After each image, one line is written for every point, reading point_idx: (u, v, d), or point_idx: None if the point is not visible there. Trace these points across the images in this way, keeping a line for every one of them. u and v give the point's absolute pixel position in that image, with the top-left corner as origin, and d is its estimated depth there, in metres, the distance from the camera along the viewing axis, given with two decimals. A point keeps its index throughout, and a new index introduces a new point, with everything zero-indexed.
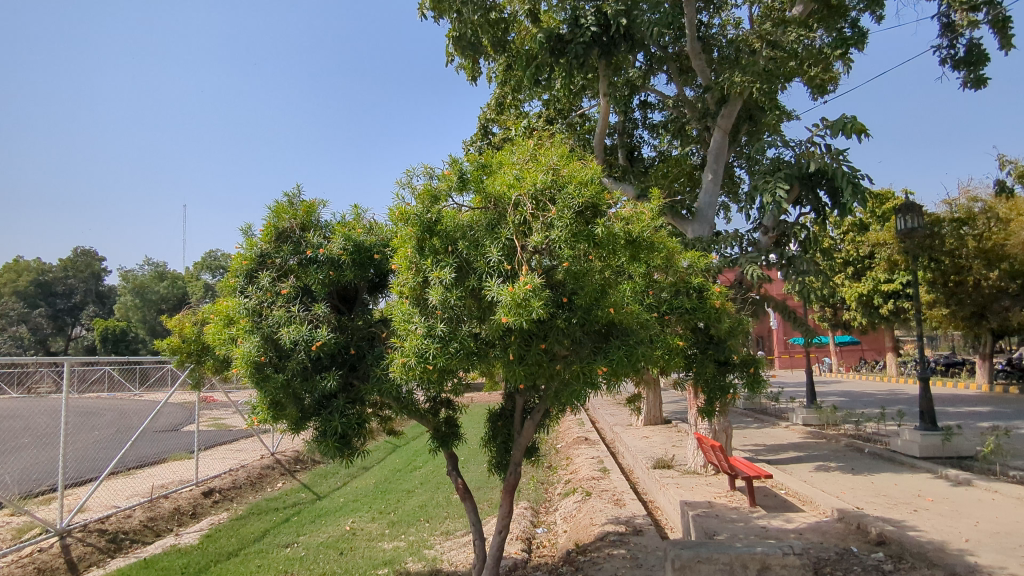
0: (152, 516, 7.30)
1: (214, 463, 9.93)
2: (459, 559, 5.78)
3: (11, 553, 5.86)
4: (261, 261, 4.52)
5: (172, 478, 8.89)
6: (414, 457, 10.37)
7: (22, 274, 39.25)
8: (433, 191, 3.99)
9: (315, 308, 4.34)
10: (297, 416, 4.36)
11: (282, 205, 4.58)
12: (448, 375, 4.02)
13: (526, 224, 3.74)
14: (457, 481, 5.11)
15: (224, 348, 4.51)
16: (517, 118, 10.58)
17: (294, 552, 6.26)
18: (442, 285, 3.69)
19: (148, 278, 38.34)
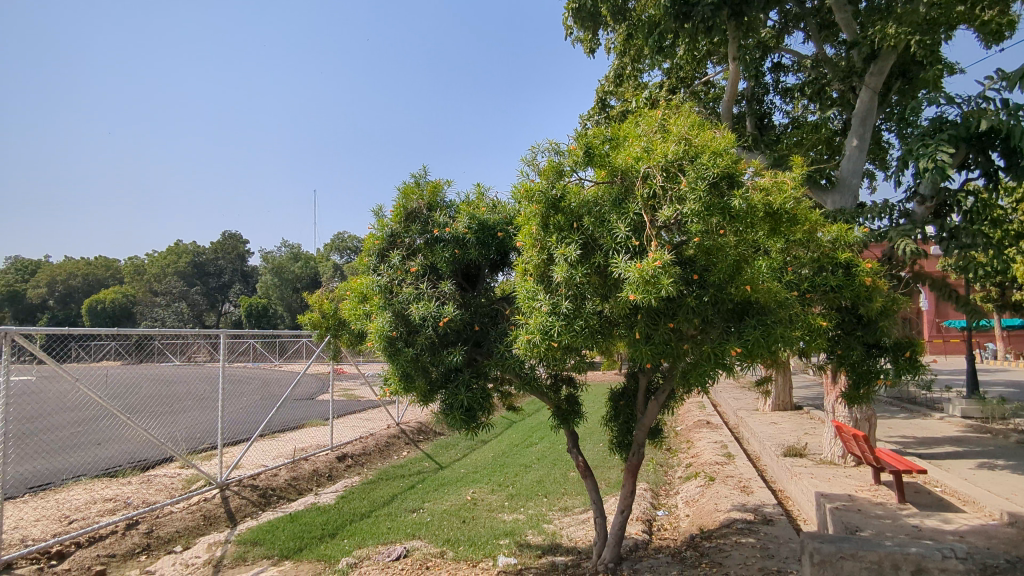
0: (295, 476, 8.00)
1: (347, 431, 10.69)
2: (578, 535, 5.82)
3: (182, 501, 6.71)
4: (392, 240, 4.72)
5: (312, 442, 9.69)
6: (530, 432, 10.56)
7: (182, 256, 44.26)
8: (559, 166, 3.95)
9: (441, 286, 4.46)
10: (425, 389, 4.55)
11: (410, 186, 4.75)
12: (572, 353, 4.01)
13: (655, 198, 3.59)
14: (578, 459, 5.11)
15: (359, 324, 4.81)
16: (636, 89, 10.25)
17: (420, 517, 6.60)
18: (567, 262, 3.65)
19: (286, 258, 41.69)
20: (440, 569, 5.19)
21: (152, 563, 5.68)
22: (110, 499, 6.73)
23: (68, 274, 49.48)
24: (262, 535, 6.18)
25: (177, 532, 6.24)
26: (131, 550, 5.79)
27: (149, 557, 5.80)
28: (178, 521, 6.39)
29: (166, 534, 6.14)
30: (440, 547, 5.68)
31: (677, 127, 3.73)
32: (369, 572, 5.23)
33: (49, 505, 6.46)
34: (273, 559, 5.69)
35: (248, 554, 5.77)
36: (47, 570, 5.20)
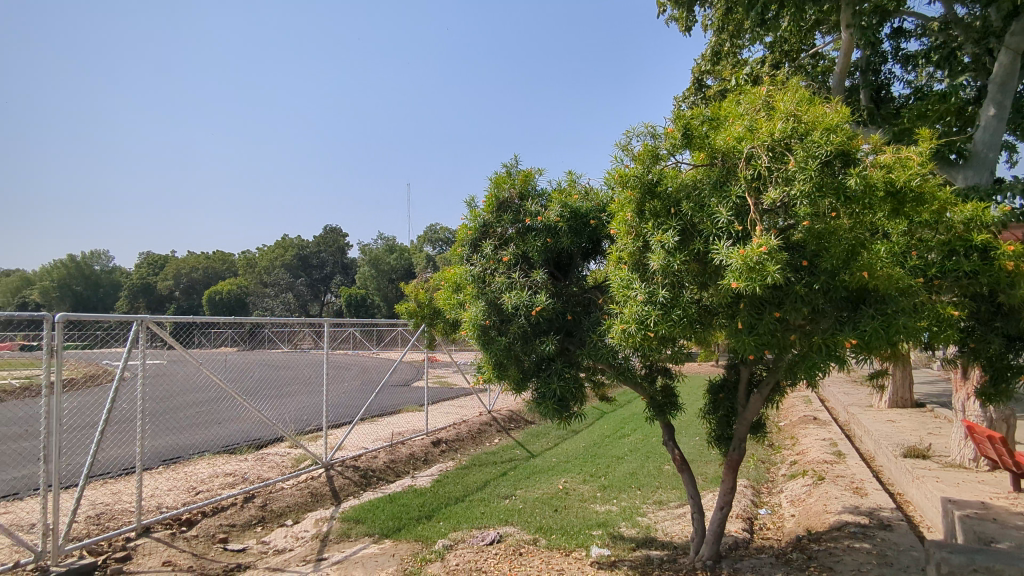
0: (393, 459, 8.34)
1: (441, 417, 11.02)
2: (673, 530, 5.67)
3: (293, 478, 7.18)
4: (484, 230, 4.77)
5: (408, 427, 10.07)
6: (622, 423, 10.40)
7: (289, 250, 47.24)
8: (656, 150, 3.83)
9: (533, 275, 4.45)
10: (518, 377, 4.58)
11: (501, 175, 4.76)
12: (667, 343, 3.88)
13: (760, 180, 3.39)
14: (674, 452, 4.96)
15: (454, 313, 4.92)
16: (735, 67, 9.77)
17: (513, 504, 6.68)
18: (664, 250, 3.54)
19: (382, 250, 43.46)
20: (533, 556, 5.23)
21: (267, 534, 6.13)
22: (230, 474, 7.33)
23: (191, 266, 54.18)
24: (365, 513, 6.49)
25: (288, 506, 6.69)
26: (248, 521, 6.27)
27: (264, 529, 6.27)
28: (289, 496, 6.84)
29: (278, 508, 6.60)
30: (533, 534, 5.72)
31: (785, 102, 3.49)
32: (464, 554, 5.36)
33: (179, 477, 7.12)
34: (374, 536, 5.97)
35: (351, 531, 6.09)
36: (178, 535, 5.74)
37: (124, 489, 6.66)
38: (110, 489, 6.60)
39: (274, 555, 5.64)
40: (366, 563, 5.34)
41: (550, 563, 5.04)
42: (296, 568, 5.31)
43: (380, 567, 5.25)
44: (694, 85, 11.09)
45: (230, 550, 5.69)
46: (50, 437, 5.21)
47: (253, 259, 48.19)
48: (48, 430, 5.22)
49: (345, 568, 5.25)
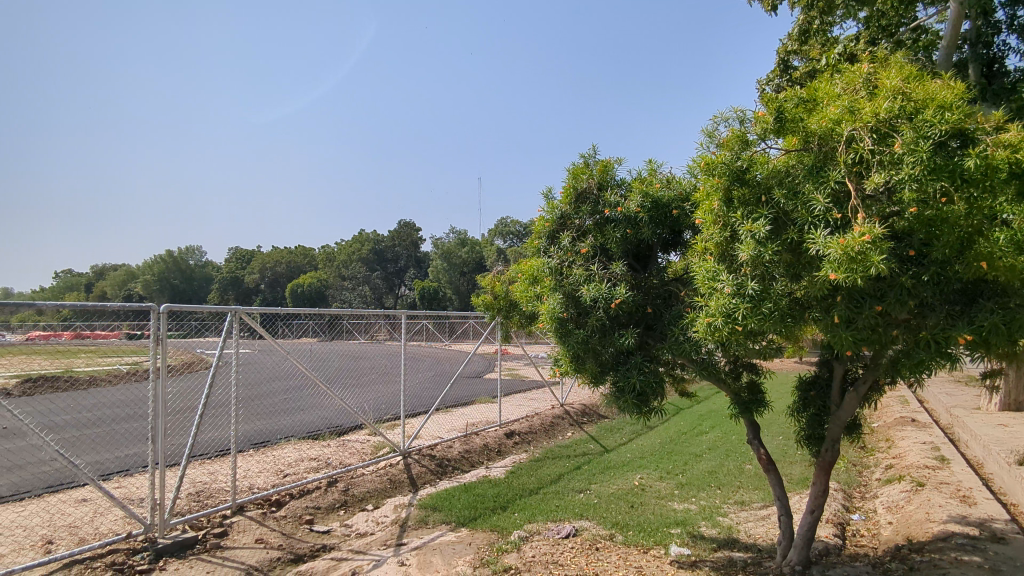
0: (468, 449, 8.46)
1: (513, 409, 11.09)
2: (757, 532, 5.45)
3: (372, 464, 7.43)
4: (562, 222, 4.73)
5: (482, 418, 10.20)
6: (700, 420, 10.10)
7: (365, 244, 48.81)
8: (745, 136, 3.67)
9: (612, 267, 4.37)
10: (596, 371, 4.52)
11: (579, 166, 4.71)
12: (755, 338, 3.71)
13: (862, 163, 3.17)
14: (760, 451, 4.76)
15: (530, 306, 4.91)
16: (825, 45, 9.23)
17: (587, 498, 6.62)
18: (754, 240, 3.39)
19: (454, 244, 44.13)
20: (610, 551, 5.17)
21: (349, 518, 6.37)
22: (314, 459, 7.66)
23: (274, 261, 57.11)
24: (442, 502, 6.63)
25: (369, 492, 6.92)
26: (332, 504, 6.52)
27: (347, 512, 6.51)
28: (369, 482, 7.08)
29: (360, 493, 6.84)
30: (609, 530, 5.66)
31: (891, 79, 3.25)
32: (540, 547, 5.36)
33: (269, 460, 7.52)
34: (451, 525, 6.08)
35: (429, 518, 6.23)
36: (269, 514, 6.05)
37: (219, 469, 7.10)
38: (208, 469, 7.06)
39: (356, 538, 5.84)
40: (443, 550, 5.44)
41: (628, 560, 4.96)
42: (377, 551, 5.48)
43: (458, 555, 5.34)
44: (779, 66, 10.58)
45: (315, 531, 5.94)
46: (156, 419, 5.60)
47: (331, 254, 50.21)
48: (154, 413, 5.62)
49: (424, 554, 5.37)
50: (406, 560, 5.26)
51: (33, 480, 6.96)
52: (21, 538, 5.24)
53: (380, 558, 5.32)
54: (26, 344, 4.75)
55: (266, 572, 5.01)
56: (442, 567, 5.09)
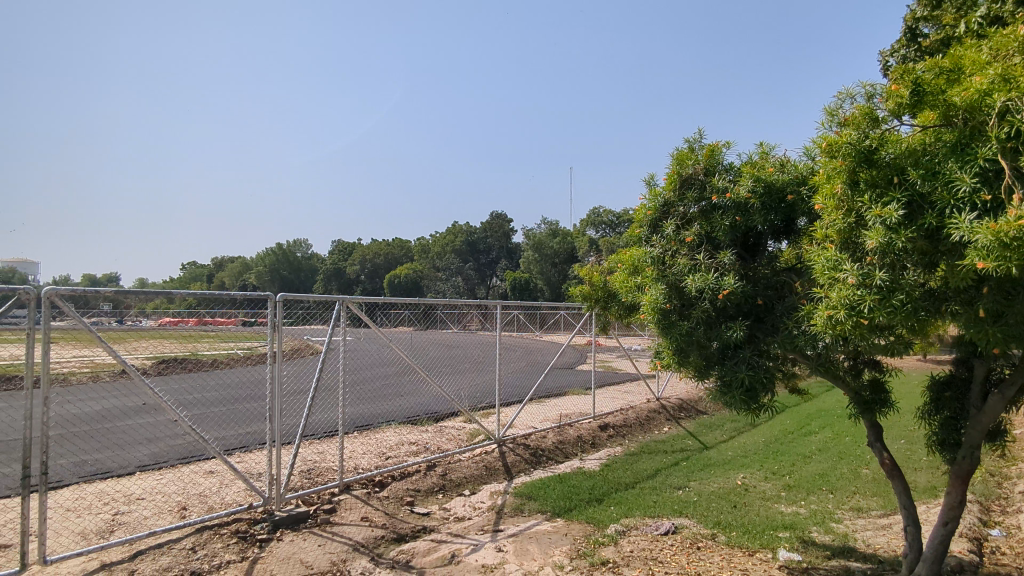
0: (562, 440, 8.46)
1: (607, 402, 10.96)
2: (877, 542, 5.07)
3: (469, 451, 7.59)
4: (665, 210, 4.61)
5: (575, 409, 10.15)
6: (808, 420, 9.52)
7: (458, 236, 49.85)
8: (874, 113, 3.40)
9: (720, 256, 4.18)
10: (701, 365, 4.35)
11: (684, 151, 4.56)
12: (881, 333, 3.41)
13: (1019, 138, 2.80)
14: (883, 456, 4.39)
15: (630, 296, 4.81)
16: (960, 10, 8.38)
17: (686, 495, 6.43)
18: (884, 226, 3.11)
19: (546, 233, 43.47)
20: (712, 551, 4.98)
21: (447, 502, 6.54)
22: (413, 443, 7.94)
23: (374, 253, 59.81)
24: (537, 491, 6.67)
25: (465, 477, 7.08)
26: (431, 488, 6.73)
27: (445, 496, 6.69)
28: (466, 468, 7.24)
29: (457, 478, 7.01)
30: (711, 529, 5.46)
31: None
32: (638, 542, 5.27)
33: (372, 442, 7.89)
34: (547, 514, 6.10)
35: (525, 507, 6.28)
36: (373, 494, 6.34)
37: (327, 449, 7.53)
38: (318, 448, 7.51)
39: (455, 522, 5.99)
40: (540, 539, 5.47)
41: (732, 561, 4.75)
42: (475, 536, 5.60)
43: (554, 545, 5.35)
44: (904, 36, 9.76)
45: (416, 513, 6.15)
46: (273, 400, 6.00)
47: (427, 246, 51.88)
48: (272, 393, 6.01)
49: (521, 542, 5.42)
50: (504, 547, 5.33)
51: (169, 451, 7.72)
52: (160, 503, 5.82)
53: (478, 543, 5.43)
54: (159, 328, 5.22)
55: (371, 548, 5.25)
56: (539, 556, 5.12)
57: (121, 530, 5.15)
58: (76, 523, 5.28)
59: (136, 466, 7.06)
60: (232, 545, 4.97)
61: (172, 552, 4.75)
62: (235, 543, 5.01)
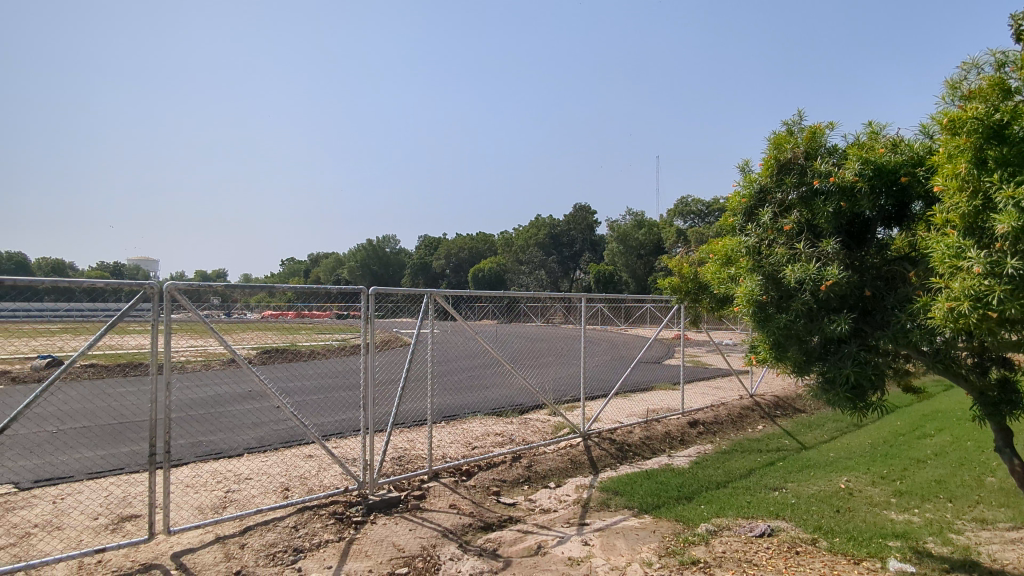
0: (649, 436, 8.28)
1: (697, 397, 10.61)
2: (1005, 557, 4.61)
3: (554, 444, 7.60)
4: (761, 196, 4.39)
5: (663, 405, 9.91)
6: (922, 421, 8.79)
7: (541, 229, 49.86)
8: (1006, 83, 3.08)
9: (822, 245, 3.92)
10: (801, 361, 4.12)
11: (783, 134, 4.32)
12: (1012, 327, 3.07)
13: None
14: (1013, 463, 3.98)
15: (723, 288, 4.63)
16: None
17: (784, 497, 6.11)
18: (1018, 209, 2.80)
19: (629, 225, 42.03)
20: (812, 557, 4.72)
21: (533, 493, 6.57)
22: (499, 434, 8.05)
23: (459, 247, 61.05)
24: (624, 486, 6.58)
25: (551, 469, 7.08)
26: (517, 479, 6.78)
27: (531, 487, 6.72)
28: (551, 461, 7.24)
29: (542, 470, 7.03)
30: (811, 534, 5.17)
31: None
32: (731, 543, 5.07)
33: (459, 432, 8.06)
34: (634, 510, 6.00)
35: (611, 502, 6.21)
36: (461, 483, 6.49)
37: (417, 437, 7.78)
38: (408, 437, 7.78)
39: (541, 514, 6.01)
40: (627, 535, 5.40)
41: (836, 569, 4.48)
42: (561, 529, 5.60)
43: (642, 541, 5.26)
44: None
45: (502, 503, 6.22)
46: (366, 389, 6.25)
47: (511, 240, 52.37)
48: (366, 383, 6.26)
49: (607, 537, 5.37)
50: (591, 540, 5.30)
51: (273, 435, 8.25)
52: (266, 483, 6.24)
53: (565, 536, 5.42)
54: (262, 321, 5.63)
55: (459, 535, 5.37)
56: (626, 552, 5.05)
57: (232, 506, 5.57)
58: (193, 498, 5.76)
59: (244, 448, 7.61)
60: (330, 525, 5.24)
61: (277, 529, 5.07)
62: (333, 524, 5.28)
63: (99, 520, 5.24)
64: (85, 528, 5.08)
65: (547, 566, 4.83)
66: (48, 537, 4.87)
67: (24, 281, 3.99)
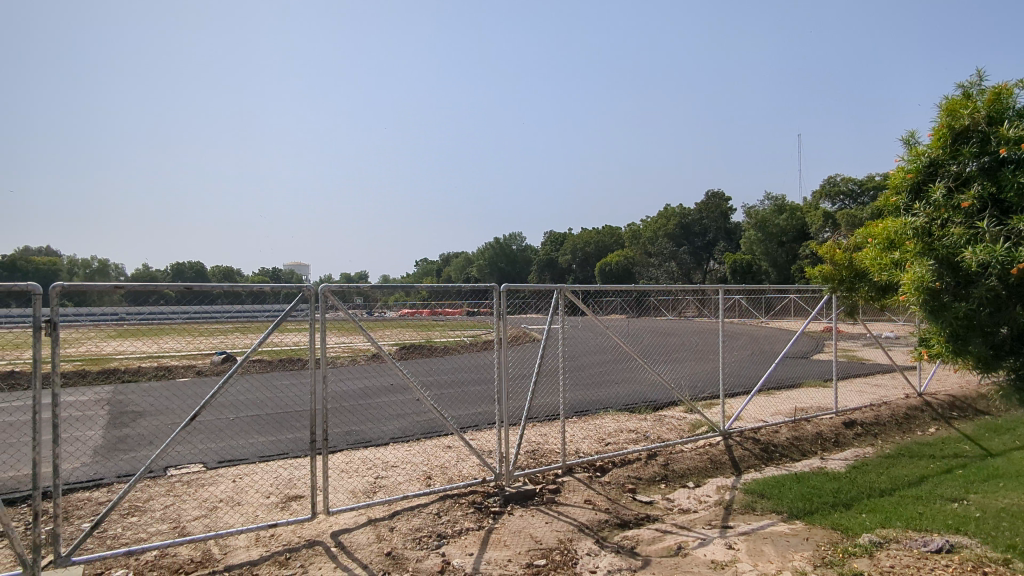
0: (798, 436, 7.70)
1: (853, 396, 9.69)
2: None
3: (692, 442, 7.32)
4: (931, 170, 3.90)
5: (812, 403, 9.17)
6: None
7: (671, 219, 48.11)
8: None
9: (1012, 222, 3.39)
10: (986, 355, 3.65)
11: (959, 99, 3.80)
12: None
13: None
14: None
15: (885, 276, 4.21)
16: None
17: (965, 510, 5.40)
18: None
19: (769, 211, 39.48)
20: None
21: (671, 492, 6.36)
22: (633, 431, 7.89)
23: (585, 242, 60.78)
24: (772, 489, 6.17)
25: (689, 469, 6.82)
26: (653, 477, 6.61)
27: (668, 486, 6.51)
28: (689, 459, 6.97)
29: (680, 469, 6.78)
30: (1002, 554, 4.52)
31: None
32: (900, 557, 4.58)
33: (592, 428, 8.03)
34: (783, 515, 5.61)
35: (756, 505, 5.86)
36: (595, 478, 6.45)
37: (550, 432, 7.86)
38: (541, 430, 7.88)
39: (680, 514, 5.80)
40: (777, 541, 5.06)
41: None
42: (702, 530, 5.37)
43: (793, 549, 4.90)
44: None
45: (639, 500, 6.10)
46: (500, 383, 6.41)
47: (639, 233, 51.27)
48: (500, 377, 6.43)
49: (754, 541, 5.08)
50: (736, 544, 5.04)
51: (415, 426, 8.76)
52: (410, 471, 6.62)
53: (706, 538, 5.20)
54: (400, 319, 5.92)
55: (595, 531, 5.34)
56: (776, 559, 4.73)
57: (382, 491, 5.98)
58: (347, 483, 6.26)
59: (390, 437, 8.15)
60: (470, 514, 5.45)
61: (421, 515, 5.36)
62: (472, 512, 5.48)
63: (271, 498, 5.87)
64: (260, 505, 5.71)
65: (688, 568, 4.66)
66: (231, 512, 5.54)
67: (205, 287, 4.52)
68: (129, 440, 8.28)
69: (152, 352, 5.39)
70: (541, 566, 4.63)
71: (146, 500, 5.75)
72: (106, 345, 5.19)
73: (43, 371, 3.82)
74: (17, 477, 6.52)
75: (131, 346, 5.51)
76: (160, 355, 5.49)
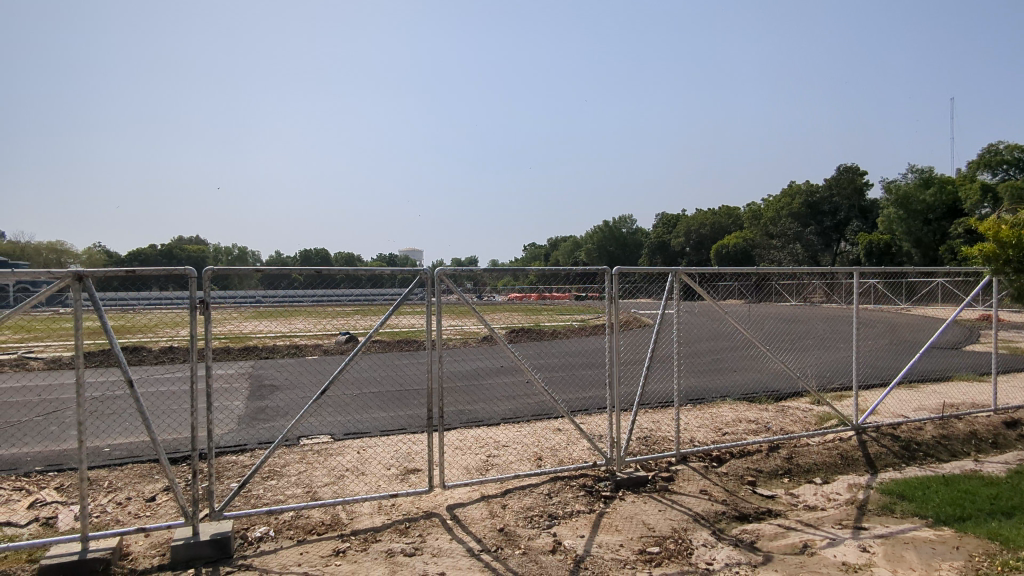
0: (947, 435, 6.94)
1: (1015, 392, 8.57)
2: None
3: (820, 436, 6.82)
4: None
5: (965, 399, 8.20)
6: None
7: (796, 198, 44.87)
8: None
9: None
10: None
11: None
12: None
13: None
14: None
15: None
16: None
17: None
18: None
19: (913, 186, 35.62)
20: None
21: (796, 487, 5.98)
22: (753, 421, 7.50)
23: (699, 224, 58.24)
24: (914, 491, 5.61)
25: (816, 464, 6.37)
26: (776, 470, 6.25)
27: (792, 481, 6.13)
28: (816, 454, 6.51)
29: (806, 463, 6.35)
30: None
31: None
32: None
33: (708, 417, 7.73)
34: (927, 520, 5.09)
35: (895, 507, 5.36)
36: (712, 468, 6.20)
37: (662, 419, 7.67)
38: (653, 418, 7.72)
39: (806, 511, 5.44)
40: (919, 547, 4.60)
41: None
42: (831, 529, 5.01)
43: (939, 557, 4.45)
44: None
45: (759, 494, 5.79)
46: (611, 369, 6.30)
47: (759, 213, 48.32)
48: (611, 362, 6.30)
49: (892, 546, 4.65)
50: (871, 547, 4.65)
51: (525, 407, 8.91)
52: (521, 451, 6.74)
53: (837, 538, 4.84)
54: (509, 303, 5.93)
55: (712, 522, 5.14)
56: (920, 567, 4.32)
57: (494, 469, 6.14)
58: (463, 459, 6.48)
59: (500, 417, 8.35)
60: (581, 497, 5.45)
61: (533, 494, 5.43)
62: (583, 496, 5.48)
63: (392, 470, 6.21)
64: (382, 476, 6.06)
65: (816, 568, 4.37)
66: (357, 480, 5.93)
67: (330, 270, 4.77)
68: (267, 411, 9.10)
69: (284, 332, 5.83)
70: (654, 553, 4.53)
71: (284, 466, 6.31)
72: (246, 325, 5.68)
73: (200, 345, 4.24)
74: (178, 439, 7.39)
75: (268, 326, 6.00)
76: (291, 335, 5.92)
